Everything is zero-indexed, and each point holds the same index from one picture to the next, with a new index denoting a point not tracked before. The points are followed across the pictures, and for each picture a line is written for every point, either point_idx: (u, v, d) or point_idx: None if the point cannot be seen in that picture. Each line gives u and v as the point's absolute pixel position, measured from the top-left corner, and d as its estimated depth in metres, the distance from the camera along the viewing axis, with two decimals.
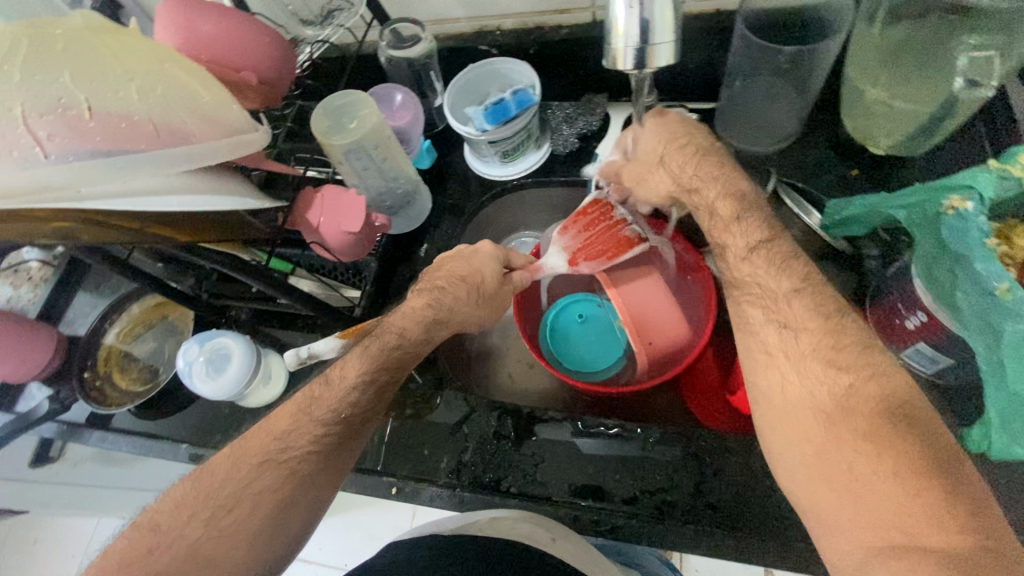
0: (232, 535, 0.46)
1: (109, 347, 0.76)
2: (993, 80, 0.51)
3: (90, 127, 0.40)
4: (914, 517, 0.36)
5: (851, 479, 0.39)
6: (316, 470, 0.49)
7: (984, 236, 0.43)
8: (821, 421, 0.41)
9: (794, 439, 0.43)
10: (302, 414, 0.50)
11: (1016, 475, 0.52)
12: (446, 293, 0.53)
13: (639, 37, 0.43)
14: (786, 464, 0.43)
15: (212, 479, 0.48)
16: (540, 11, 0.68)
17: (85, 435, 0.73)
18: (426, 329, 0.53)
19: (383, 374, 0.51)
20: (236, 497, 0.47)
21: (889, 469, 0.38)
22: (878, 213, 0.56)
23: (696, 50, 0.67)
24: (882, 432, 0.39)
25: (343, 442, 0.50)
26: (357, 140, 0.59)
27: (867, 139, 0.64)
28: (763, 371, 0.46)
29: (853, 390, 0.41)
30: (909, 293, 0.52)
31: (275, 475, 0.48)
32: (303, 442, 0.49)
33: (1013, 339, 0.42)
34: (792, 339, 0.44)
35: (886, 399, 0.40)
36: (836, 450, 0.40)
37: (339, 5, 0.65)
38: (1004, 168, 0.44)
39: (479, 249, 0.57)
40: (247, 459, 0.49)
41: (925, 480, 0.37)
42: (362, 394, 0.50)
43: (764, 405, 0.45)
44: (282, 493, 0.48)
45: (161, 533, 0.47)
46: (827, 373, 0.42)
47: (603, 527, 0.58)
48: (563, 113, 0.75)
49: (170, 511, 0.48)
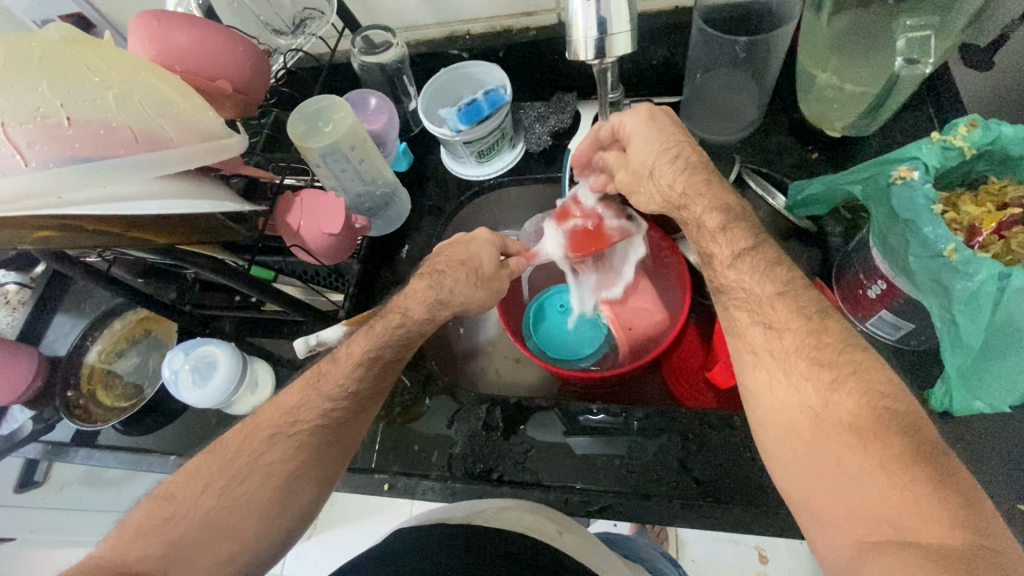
0: (245, 503, 0.47)
1: (92, 365, 0.76)
2: (930, 58, 0.54)
3: (69, 134, 0.41)
4: (908, 516, 0.36)
5: (841, 476, 0.39)
6: (322, 446, 0.50)
7: (929, 202, 0.47)
8: (810, 418, 0.42)
9: (783, 433, 0.43)
10: (309, 389, 0.51)
11: (980, 428, 0.55)
12: (445, 275, 0.54)
13: (598, 28, 0.46)
14: (779, 463, 0.44)
15: (227, 449, 0.50)
16: (508, 14, 0.71)
17: (71, 454, 0.72)
18: (429, 310, 0.53)
19: (387, 352, 0.53)
20: (248, 468, 0.49)
21: (874, 462, 0.38)
22: (837, 190, 0.59)
23: (658, 46, 0.70)
24: (867, 427, 0.40)
25: (351, 418, 0.52)
26: (333, 142, 0.60)
27: (822, 122, 0.67)
28: (745, 368, 0.47)
29: (831, 372, 0.42)
30: (869, 262, 0.55)
31: (285, 449, 0.49)
32: (313, 415, 0.50)
33: (964, 295, 0.45)
34: (762, 306, 0.47)
35: (866, 394, 0.41)
36: (823, 444, 0.41)
37: (310, 14, 0.67)
38: (946, 139, 0.49)
39: (475, 236, 0.59)
40: (259, 431, 0.50)
41: (912, 475, 0.37)
42: (366, 371, 0.52)
43: (755, 404, 0.46)
44: (292, 465, 0.49)
45: (175, 502, 0.48)
46: (802, 330, 0.44)
47: (593, 506, 0.60)
48: (535, 113, 0.77)
49: (186, 481, 0.48)
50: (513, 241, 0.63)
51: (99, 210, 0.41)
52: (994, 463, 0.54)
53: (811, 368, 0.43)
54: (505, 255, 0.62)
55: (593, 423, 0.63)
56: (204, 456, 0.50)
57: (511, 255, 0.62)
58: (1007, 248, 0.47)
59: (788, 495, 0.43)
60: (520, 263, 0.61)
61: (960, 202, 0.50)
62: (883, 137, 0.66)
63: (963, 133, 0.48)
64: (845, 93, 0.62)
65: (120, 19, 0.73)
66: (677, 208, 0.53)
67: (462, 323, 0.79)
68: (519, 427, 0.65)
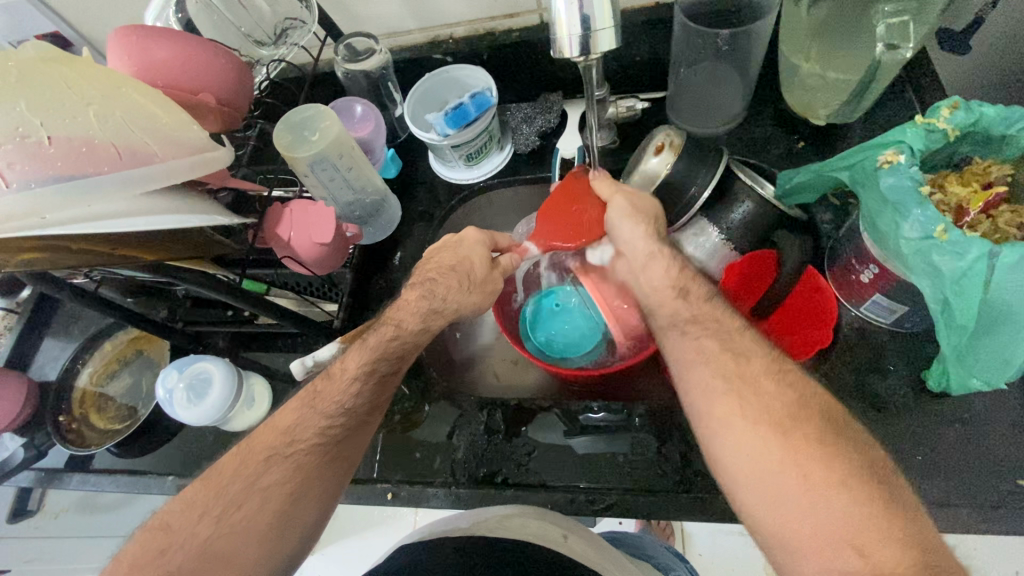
0: (242, 529, 0.46)
1: (83, 390, 0.74)
2: (909, 43, 0.56)
3: (51, 153, 0.40)
4: (867, 536, 0.38)
5: (810, 496, 0.40)
6: (321, 463, 0.50)
7: (917, 184, 0.47)
8: (779, 435, 0.43)
9: (753, 452, 0.43)
10: (306, 408, 0.51)
11: (973, 407, 0.56)
12: (437, 283, 0.54)
13: (582, 25, 0.45)
14: (750, 486, 0.42)
15: (223, 473, 0.49)
16: (490, 16, 0.71)
17: (64, 479, 0.70)
18: (423, 320, 0.53)
19: (383, 365, 0.52)
20: (245, 494, 0.47)
21: (838, 479, 0.40)
22: (824, 178, 0.59)
23: (642, 42, 0.70)
24: (829, 443, 0.41)
25: (351, 433, 0.51)
26: (320, 151, 0.60)
27: (808, 111, 0.68)
28: (713, 397, 0.46)
29: (797, 393, 0.45)
30: (861, 248, 0.56)
31: (281, 471, 0.48)
32: (310, 435, 0.50)
33: (954, 274, 0.45)
34: (733, 336, 0.48)
35: (824, 416, 0.43)
36: (794, 462, 0.41)
37: (292, 23, 0.67)
38: (930, 122, 0.49)
39: (463, 237, 0.58)
40: (254, 454, 0.49)
41: (868, 493, 0.39)
42: (362, 385, 0.51)
43: (724, 428, 0.45)
44: (290, 486, 0.48)
45: (172, 531, 0.46)
46: (765, 356, 0.47)
47: (599, 505, 0.59)
48: (522, 114, 0.78)
49: (179, 512, 0.47)
50: (502, 236, 0.62)
51: (85, 229, 0.40)
52: (991, 445, 0.55)
53: (777, 386, 0.45)
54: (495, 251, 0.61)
55: (594, 422, 0.64)
56: (197, 488, 0.49)
57: (503, 251, 0.62)
58: (994, 227, 0.49)
59: (756, 521, 0.42)
60: (511, 259, 0.60)
61: (947, 183, 0.51)
62: (865, 124, 0.67)
63: (946, 115, 0.49)
64: (828, 82, 0.63)
65: (97, 36, 0.72)
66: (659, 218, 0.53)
67: (458, 328, 0.78)
68: (520, 429, 0.64)
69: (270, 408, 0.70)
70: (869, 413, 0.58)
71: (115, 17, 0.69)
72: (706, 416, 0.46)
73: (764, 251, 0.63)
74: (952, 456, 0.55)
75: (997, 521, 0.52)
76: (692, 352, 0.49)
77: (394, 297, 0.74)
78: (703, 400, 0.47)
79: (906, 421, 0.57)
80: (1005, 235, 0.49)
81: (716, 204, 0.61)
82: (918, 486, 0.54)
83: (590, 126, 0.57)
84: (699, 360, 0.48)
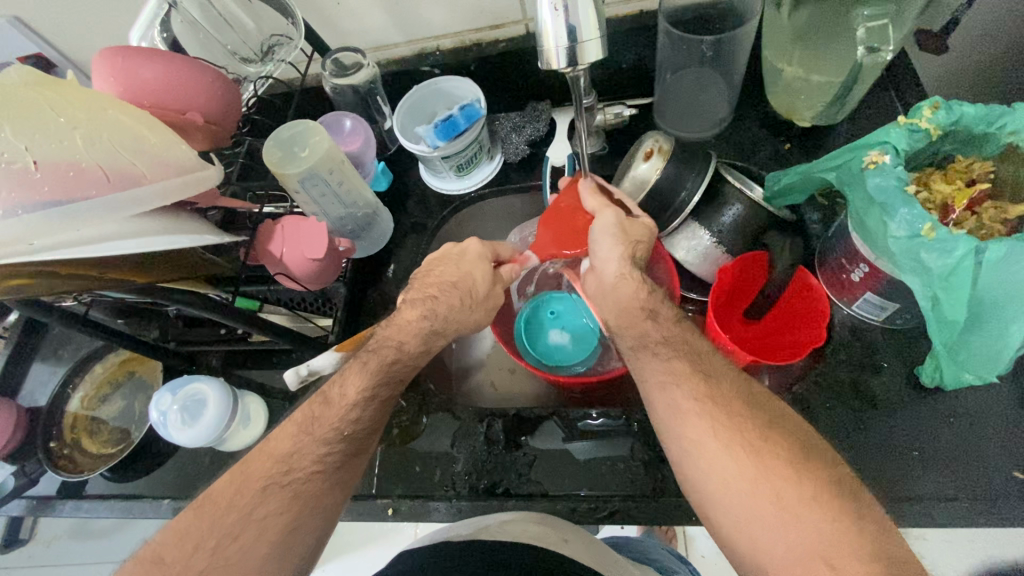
0: (240, 563, 0.45)
1: (74, 413, 0.73)
2: (890, 45, 0.57)
3: (37, 178, 0.40)
4: (838, 550, 0.38)
5: (780, 512, 0.40)
6: (319, 497, 0.49)
7: (902, 183, 0.48)
8: (749, 455, 0.43)
9: (725, 475, 0.43)
10: (302, 436, 0.50)
11: (966, 401, 0.57)
12: (437, 302, 0.54)
13: (568, 36, 0.46)
14: (727, 515, 0.42)
15: (217, 504, 0.47)
16: (476, 28, 0.71)
17: (58, 507, 0.69)
18: (423, 342, 0.54)
19: (383, 392, 0.52)
20: (241, 524, 0.46)
21: (809, 495, 0.40)
22: (811, 178, 0.60)
23: (627, 50, 0.70)
24: (799, 461, 0.42)
25: (349, 462, 0.51)
26: (310, 167, 0.60)
27: (793, 113, 0.69)
28: (684, 419, 0.46)
29: (768, 414, 0.45)
30: (850, 248, 0.57)
31: (279, 501, 0.47)
32: (306, 465, 0.49)
33: (942, 272, 0.46)
34: (702, 357, 0.48)
35: (795, 436, 0.44)
36: (766, 482, 0.41)
37: (279, 41, 0.66)
38: (912, 122, 0.50)
39: (466, 251, 0.59)
40: (250, 484, 0.48)
41: (838, 509, 0.39)
42: (363, 413, 0.51)
43: (701, 457, 0.44)
44: (288, 518, 0.47)
45: (165, 566, 0.45)
46: (734, 378, 0.47)
47: (601, 513, 0.60)
48: (511, 123, 0.77)
49: (174, 545, 0.46)
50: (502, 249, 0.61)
51: (75, 253, 0.40)
52: (980, 435, 0.55)
53: (747, 408, 0.45)
54: (497, 262, 0.61)
55: (592, 428, 0.63)
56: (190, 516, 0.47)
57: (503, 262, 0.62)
58: (980, 223, 0.50)
59: (727, 536, 0.43)
60: (511, 271, 0.60)
61: (931, 181, 0.52)
62: (851, 124, 0.68)
63: (929, 115, 0.50)
64: (812, 84, 0.65)
65: (80, 55, 0.71)
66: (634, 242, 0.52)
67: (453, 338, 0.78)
68: (521, 439, 0.64)
69: (267, 426, 0.69)
70: (865, 410, 0.58)
71: (99, 38, 0.69)
72: (678, 443, 0.46)
73: (755, 252, 0.61)
74: (943, 448, 0.56)
75: (990, 513, 0.52)
76: (662, 374, 0.48)
77: (388, 309, 0.74)
78: (674, 422, 0.46)
79: (900, 417, 0.57)
80: (992, 230, 0.49)
81: (705, 209, 0.61)
82: (916, 482, 0.54)
83: (578, 132, 0.57)
84: (676, 352, 0.48)
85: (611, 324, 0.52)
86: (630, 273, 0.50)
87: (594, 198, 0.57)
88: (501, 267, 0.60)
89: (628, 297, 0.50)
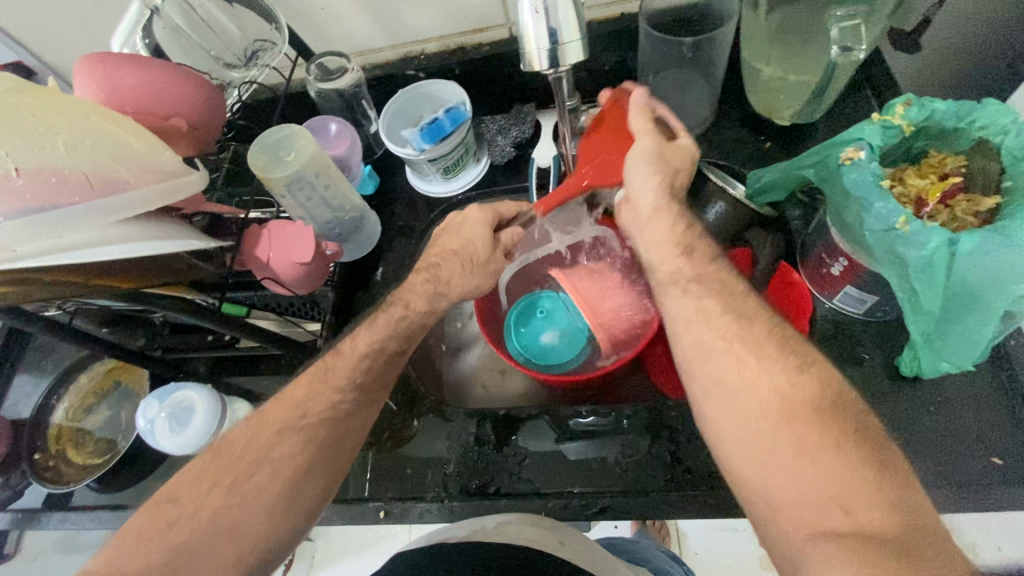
0: (255, 502, 0.45)
1: (60, 425, 0.72)
2: (862, 44, 0.58)
3: (19, 185, 0.39)
4: (856, 497, 0.36)
5: (799, 456, 0.39)
6: (335, 435, 0.49)
7: (877, 178, 0.49)
8: (774, 397, 0.41)
9: (749, 413, 0.41)
10: (315, 382, 0.50)
11: (946, 389, 0.58)
12: (441, 267, 0.56)
13: (549, 39, 0.46)
14: (742, 456, 0.41)
15: (234, 447, 0.47)
16: (459, 31, 0.72)
17: (43, 519, 0.68)
18: (430, 302, 0.55)
19: (392, 344, 0.53)
20: (257, 462, 0.46)
21: (832, 442, 0.38)
22: (791, 176, 0.61)
23: (609, 52, 0.72)
24: (827, 406, 0.40)
25: (363, 408, 0.51)
26: (297, 170, 0.60)
27: (772, 113, 0.70)
28: (710, 357, 0.45)
29: (799, 358, 0.43)
30: (830, 242, 0.58)
31: (294, 442, 0.47)
32: (321, 406, 0.49)
33: (918, 263, 0.47)
34: (734, 297, 0.47)
35: (827, 383, 0.42)
36: (789, 425, 0.40)
37: (261, 46, 0.66)
38: (886, 120, 0.52)
39: (467, 216, 0.59)
40: (267, 427, 0.48)
41: (862, 457, 0.38)
42: (374, 362, 0.51)
43: (723, 394, 0.43)
44: (301, 458, 0.47)
45: (178, 505, 0.44)
46: (766, 319, 0.46)
47: (593, 509, 0.60)
48: (497, 125, 0.78)
49: (189, 484, 0.45)
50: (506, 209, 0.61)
51: (60, 260, 0.40)
52: (960, 423, 0.57)
53: None
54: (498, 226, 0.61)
55: (584, 427, 0.64)
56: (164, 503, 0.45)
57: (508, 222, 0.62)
58: (953, 216, 0.50)
59: (740, 480, 0.41)
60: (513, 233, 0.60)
61: (906, 176, 0.53)
62: (829, 122, 0.70)
63: (901, 112, 0.52)
64: (789, 83, 0.66)
65: (62, 63, 0.71)
66: (671, 171, 0.52)
67: (443, 340, 0.79)
68: (511, 438, 0.65)
69: None
70: None
71: (80, 45, 0.68)
72: (700, 380, 0.45)
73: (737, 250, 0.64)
74: (926, 437, 0.57)
75: (971, 498, 0.54)
76: (692, 312, 0.47)
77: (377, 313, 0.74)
78: (698, 360, 0.45)
79: (894, 402, 0.59)
80: (963, 223, 0.50)
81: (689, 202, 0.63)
82: None
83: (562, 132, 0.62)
84: (706, 292, 0.48)
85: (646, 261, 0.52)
86: (664, 205, 0.51)
87: (639, 122, 0.53)
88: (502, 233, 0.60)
89: (663, 233, 0.51)
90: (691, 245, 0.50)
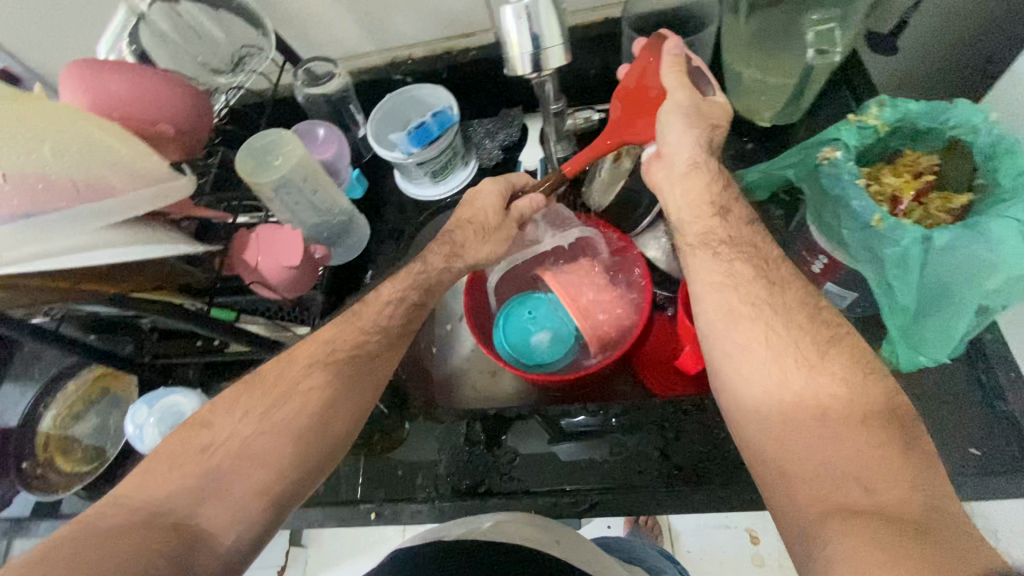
0: (284, 429, 0.48)
1: (47, 433, 0.71)
2: (837, 47, 0.61)
3: (5, 190, 0.39)
4: (878, 472, 0.37)
5: (823, 429, 0.40)
6: (357, 374, 0.52)
7: (854, 177, 0.50)
8: (803, 369, 0.42)
9: (780, 381, 0.42)
10: (344, 324, 0.54)
11: (926, 381, 0.60)
12: (455, 233, 0.59)
13: (533, 43, 0.47)
14: (764, 426, 0.42)
15: (266, 379, 0.51)
16: (446, 36, 0.73)
17: (32, 527, 0.68)
18: (446, 259, 0.58)
19: (413, 294, 0.56)
20: (288, 394, 0.50)
21: (858, 420, 0.39)
22: (773, 175, 0.62)
23: (595, 56, 0.73)
24: (854, 383, 0.41)
25: (385, 353, 0.54)
26: (284, 174, 0.61)
27: (754, 116, 0.72)
28: (738, 325, 0.45)
29: (830, 333, 0.44)
30: (811, 239, 0.58)
31: (323, 377, 0.51)
32: (349, 345, 0.53)
33: (895, 257, 0.49)
34: (770, 265, 0.48)
35: (855, 362, 0.42)
36: (815, 396, 0.41)
37: (248, 51, 0.67)
38: (861, 120, 0.53)
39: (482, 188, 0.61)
40: (299, 360, 0.52)
41: (885, 436, 0.39)
42: (397, 308, 0.55)
43: (751, 358, 0.44)
44: (329, 392, 0.50)
45: (213, 430, 0.49)
46: (800, 289, 0.46)
47: (582, 507, 0.60)
48: (484, 130, 0.79)
49: (223, 409, 0.49)
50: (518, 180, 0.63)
51: (48, 265, 0.40)
52: (940, 415, 0.58)
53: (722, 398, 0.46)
54: (512, 197, 0.62)
55: (575, 427, 0.65)
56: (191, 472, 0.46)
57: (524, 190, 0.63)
58: (927, 213, 0.51)
59: (759, 449, 0.42)
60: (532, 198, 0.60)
61: (881, 174, 0.54)
62: (810, 122, 0.72)
63: (876, 113, 0.53)
64: (769, 85, 0.67)
65: (48, 69, 0.71)
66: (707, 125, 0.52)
67: (435, 342, 0.80)
68: (502, 438, 0.65)
69: None
70: None
71: (65, 52, 0.68)
72: (723, 346, 0.46)
73: None
74: None
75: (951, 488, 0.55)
76: (720, 275, 0.48)
77: None
78: (723, 325, 0.46)
79: None
80: (937, 220, 0.51)
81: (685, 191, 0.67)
82: None
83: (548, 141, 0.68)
84: (740, 254, 0.48)
85: (675, 219, 0.53)
86: (701, 160, 0.51)
87: (670, 76, 0.53)
88: (517, 202, 0.60)
89: (696, 194, 0.51)
90: (728, 207, 0.51)
